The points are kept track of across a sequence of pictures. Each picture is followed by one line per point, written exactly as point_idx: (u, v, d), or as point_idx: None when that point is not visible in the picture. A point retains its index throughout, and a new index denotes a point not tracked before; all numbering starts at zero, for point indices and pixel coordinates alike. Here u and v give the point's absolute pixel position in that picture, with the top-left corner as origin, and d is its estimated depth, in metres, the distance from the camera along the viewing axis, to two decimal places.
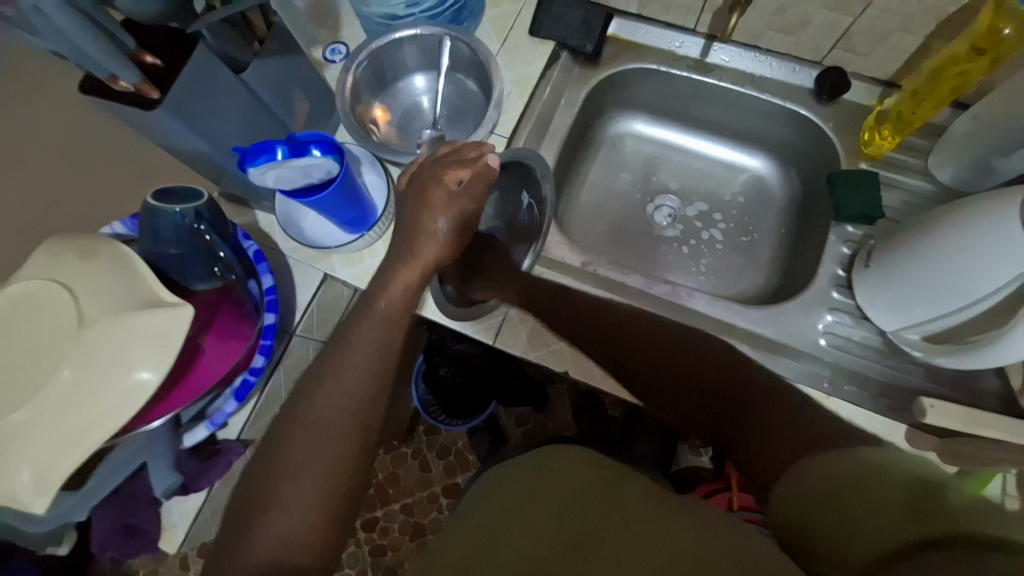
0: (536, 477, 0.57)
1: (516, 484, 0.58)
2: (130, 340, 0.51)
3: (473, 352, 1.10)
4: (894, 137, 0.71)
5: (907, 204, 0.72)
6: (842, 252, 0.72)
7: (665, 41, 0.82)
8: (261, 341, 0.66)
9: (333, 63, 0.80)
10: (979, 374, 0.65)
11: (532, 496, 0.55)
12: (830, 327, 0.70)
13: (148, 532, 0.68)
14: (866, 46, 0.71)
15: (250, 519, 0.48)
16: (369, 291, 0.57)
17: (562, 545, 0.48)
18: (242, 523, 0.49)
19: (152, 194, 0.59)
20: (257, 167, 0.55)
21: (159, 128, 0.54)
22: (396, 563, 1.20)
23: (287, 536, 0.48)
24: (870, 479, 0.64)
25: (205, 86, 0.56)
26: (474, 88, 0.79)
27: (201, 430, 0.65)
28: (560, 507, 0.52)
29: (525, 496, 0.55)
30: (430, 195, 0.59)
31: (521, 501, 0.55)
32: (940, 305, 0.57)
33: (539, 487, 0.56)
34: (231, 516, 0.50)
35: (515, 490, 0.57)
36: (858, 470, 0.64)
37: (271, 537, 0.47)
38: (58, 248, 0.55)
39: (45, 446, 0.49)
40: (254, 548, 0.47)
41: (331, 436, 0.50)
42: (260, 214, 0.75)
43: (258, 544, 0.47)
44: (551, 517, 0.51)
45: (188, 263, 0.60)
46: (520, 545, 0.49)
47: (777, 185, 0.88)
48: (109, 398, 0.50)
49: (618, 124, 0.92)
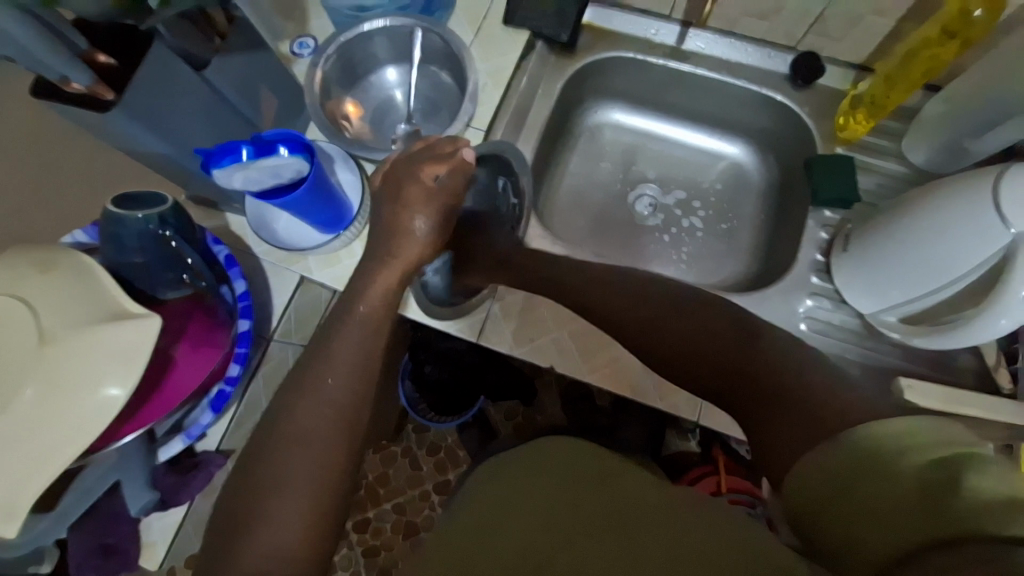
0: (532, 468, 0.55)
1: (509, 473, 0.56)
2: (97, 356, 0.49)
3: (461, 349, 1.09)
4: (869, 121, 0.71)
5: (882, 187, 0.73)
6: (820, 236, 0.73)
7: (640, 28, 0.81)
8: (236, 349, 0.63)
9: (301, 58, 0.77)
10: (955, 353, 0.67)
11: (518, 486, 0.53)
12: (810, 312, 0.71)
13: (127, 551, 0.65)
14: (840, 31, 0.72)
15: (227, 552, 0.43)
16: (350, 294, 0.55)
17: (554, 533, 0.47)
18: (224, 548, 0.44)
19: (113, 201, 0.56)
20: (223, 169, 0.53)
21: (116, 131, 0.51)
22: (390, 563, 1.19)
23: (279, 553, 0.43)
24: (876, 466, 0.48)
25: (165, 85, 0.53)
26: (448, 80, 0.77)
27: (178, 443, 0.63)
28: (546, 496, 0.51)
29: (515, 485, 0.53)
30: (406, 192, 0.58)
31: (513, 493, 0.52)
32: (918, 287, 0.57)
33: (527, 476, 0.54)
34: (211, 542, 0.45)
35: (498, 485, 0.55)
36: (858, 446, 0.50)
37: (261, 554, 0.43)
38: (13, 260, 0.52)
39: (11, 470, 0.47)
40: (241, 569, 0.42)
41: (317, 449, 0.48)
42: (231, 217, 0.72)
43: (248, 563, 0.42)
44: (548, 501, 0.50)
45: (154, 271, 0.58)
46: (512, 540, 0.47)
47: (756, 171, 0.89)
48: (78, 417, 0.48)
49: (596, 114, 0.91)
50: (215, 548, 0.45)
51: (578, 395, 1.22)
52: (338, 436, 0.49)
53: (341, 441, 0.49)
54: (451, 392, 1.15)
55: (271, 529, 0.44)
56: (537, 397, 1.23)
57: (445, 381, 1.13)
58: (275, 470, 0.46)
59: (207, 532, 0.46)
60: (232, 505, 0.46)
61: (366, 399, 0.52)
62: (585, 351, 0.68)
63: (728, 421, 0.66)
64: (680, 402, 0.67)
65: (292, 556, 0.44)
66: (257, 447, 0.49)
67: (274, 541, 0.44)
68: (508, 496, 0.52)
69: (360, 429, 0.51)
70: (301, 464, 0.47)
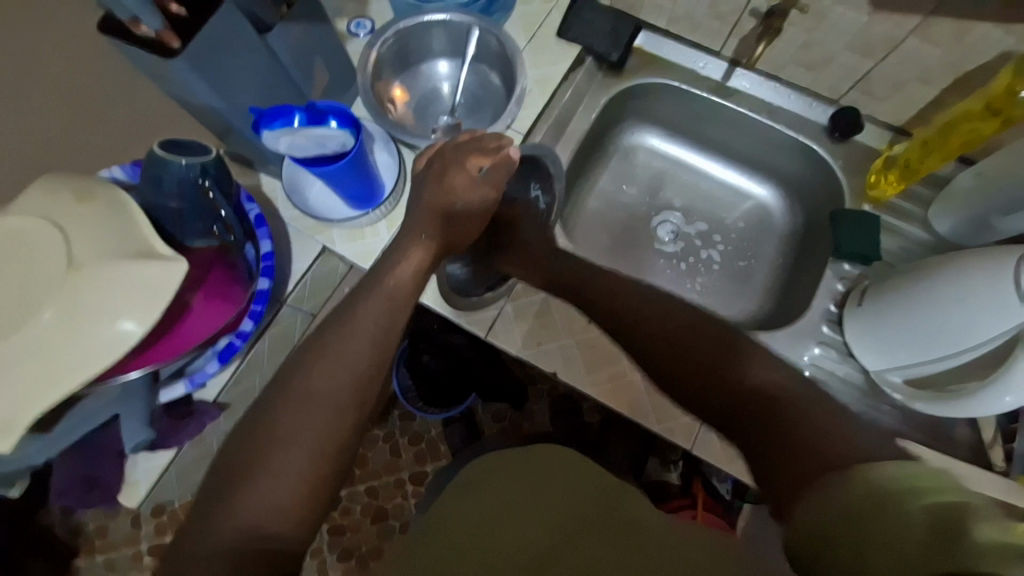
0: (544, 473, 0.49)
1: (525, 468, 0.50)
2: (119, 289, 0.50)
3: (460, 343, 1.11)
4: (899, 183, 0.73)
5: (903, 250, 0.74)
6: (836, 288, 0.74)
7: (688, 60, 0.82)
8: (252, 306, 0.63)
9: (357, 37, 0.79)
10: (953, 425, 0.67)
11: (528, 487, 0.48)
12: (817, 360, 0.71)
13: (109, 486, 0.67)
14: (884, 92, 0.73)
15: (226, 495, 0.44)
16: (377, 271, 0.57)
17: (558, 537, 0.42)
18: (222, 494, 0.44)
19: (161, 143, 0.57)
20: (273, 131, 0.54)
21: (174, 77, 0.53)
22: (354, 545, 1.19)
23: (271, 505, 0.43)
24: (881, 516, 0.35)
25: (228, 44, 0.54)
26: (496, 82, 0.79)
27: (179, 388, 0.63)
28: (558, 497, 0.46)
29: (522, 485, 0.48)
30: (451, 178, 0.59)
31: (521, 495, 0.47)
32: (927, 352, 0.58)
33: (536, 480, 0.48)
34: (211, 483, 0.45)
35: (518, 472, 0.50)
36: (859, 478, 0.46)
37: (256, 502, 0.43)
38: (54, 186, 0.53)
39: (17, 386, 0.48)
40: (235, 514, 0.43)
41: (327, 409, 0.47)
42: (265, 178, 0.74)
43: (242, 509, 0.43)
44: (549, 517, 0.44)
45: (187, 218, 0.59)
46: (514, 547, 0.42)
47: (781, 216, 0.90)
48: (88, 347, 0.49)
49: (633, 136, 0.92)
50: (209, 492, 0.45)
51: (568, 410, 1.21)
52: (349, 403, 0.48)
53: (352, 406, 0.48)
54: (444, 384, 1.16)
55: (269, 482, 0.44)
56: (527, 403, 1.22)
57: (442, 374, 1.14)
58: (281, 424, 0.46)
59: (209, 473, 0.46)
60: (231, 453, 0.46)
61: (379, 372, 0.51)
62: (588, 364, 0.69)
63: (720, 454, 0.67)
64: (676, 428, 0.67)
65: (286, 513, 0.44)
66: (267, 402, 0.48)
67: (271, 494, 0.44)
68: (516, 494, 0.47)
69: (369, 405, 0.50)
70: (309, 422, 0.47)
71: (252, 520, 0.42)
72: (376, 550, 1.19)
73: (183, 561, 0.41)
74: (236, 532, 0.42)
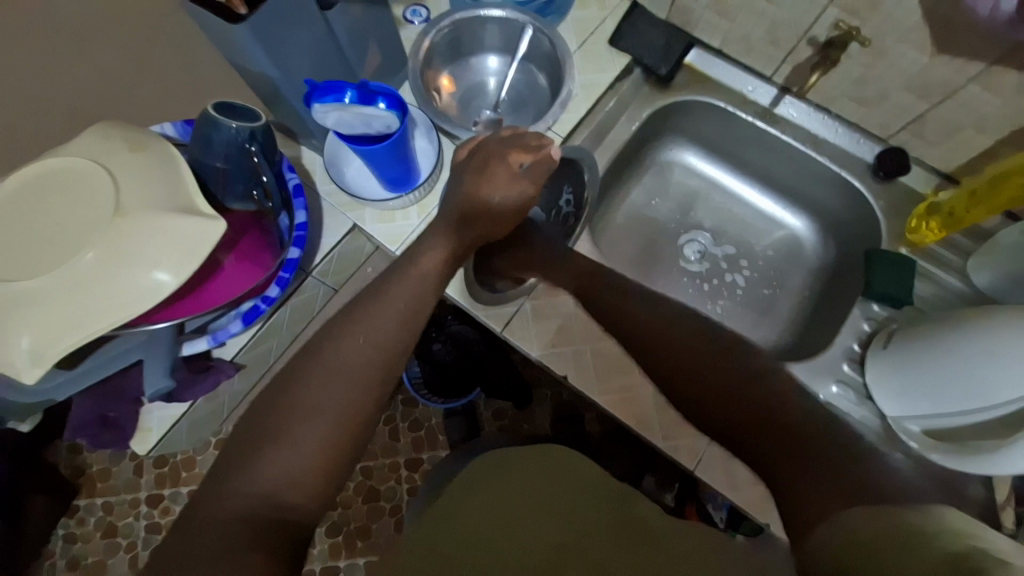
0: (563, 481, 0.50)
1: (546, 473, 0.51)
2: (158, 240, 0.51)
3: (472, 336, 1.14)
4: (940, 231, 0.71)
5: (936, 299, 0.73)
6: (862, 328, 0.73)
7: (737, 81, 0.82)
8: (280, 272, 0.66)
9: (412, 25, 0.80)
10: (966, 482, 0.65)
11: (549, 490, 0.48)
12: (832, 399, 0.70)
13: (123, 428, 0.69)
14: (936, 136, 0.71)
15: (242, 459, 0.43)
16: (408, 254, 0.58)
17: (566, 542, 0.42)
18: (237, 460, 0.44)
19: (213, 104, 0.59)
20: (323, 105, 0.55)
21: (236, 42, 0.54)
22: (343, 521, 1.21)
23: (287, 475, 0.43)
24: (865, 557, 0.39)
25: (291, 17, 0.56)
26: (543, 82, 0.79)
27: (201, 343, 0.65)
28: (573, 506, 0.46)
29: (542, 486, 0.48)
30: (492, 170, 0.60)
31: (540, 496, 0.47)
32: (952, 405, 0.56)
33: (556, 487, 0.48)
34: (227, 448, 0.45)
35: (543, 473, 0.50)
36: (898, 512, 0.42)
37: (274, 470, 0.43)
38: (110, 134, 0.55)
39: (49, 320, 0.50)
40: (252, 480, 0.42)
41: (351, 384, 0.48)
42: (307, 151, 0.76)
43: (259, 476, 0.42)
44: (562, 520, 0.44)
45: (231, 179, 0.60)
46: (524, 539, 0.42)
47: (814, 249, 0.88)
48: (121, 292, 0.51)
49: (671, 151, 0.92)
50: (226, 457, 0.44)
51: (570, 416, 1.20)
52: (373, 380, 0.49)
53: (375, 383, 0.49)
54: (452, 377, 1.16)
55: (288, 451, 0.44)
56: (530, 404, 1.22)
57: (450, 366, 1.15)
58: (303, 395, 0.47)
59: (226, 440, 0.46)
60: (251, 420, 0.47)
61: (403, 352, 0.52)
62: (601, 373, 0.69)
63: (723, 480, 0.66)
64: (680, 446, 0.67)
65: (302, 483, 0.43)
66: (292, 371, 0.49)
67: (288, 465, 0.43)
68: (537, 495, 0.47)
69: (391, 386, 0.51)
70: (331, 395, 0.47)
71: (266, 489, 0.42)
72: (364, 530, 1.21)
73: (191, 526, 0.40)
74: (248, 498, 0.41)
